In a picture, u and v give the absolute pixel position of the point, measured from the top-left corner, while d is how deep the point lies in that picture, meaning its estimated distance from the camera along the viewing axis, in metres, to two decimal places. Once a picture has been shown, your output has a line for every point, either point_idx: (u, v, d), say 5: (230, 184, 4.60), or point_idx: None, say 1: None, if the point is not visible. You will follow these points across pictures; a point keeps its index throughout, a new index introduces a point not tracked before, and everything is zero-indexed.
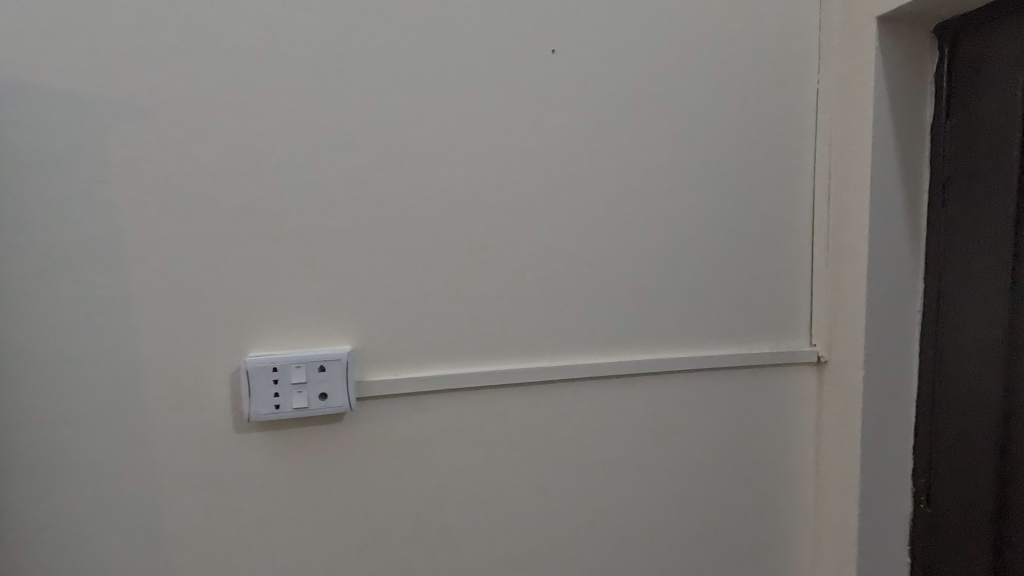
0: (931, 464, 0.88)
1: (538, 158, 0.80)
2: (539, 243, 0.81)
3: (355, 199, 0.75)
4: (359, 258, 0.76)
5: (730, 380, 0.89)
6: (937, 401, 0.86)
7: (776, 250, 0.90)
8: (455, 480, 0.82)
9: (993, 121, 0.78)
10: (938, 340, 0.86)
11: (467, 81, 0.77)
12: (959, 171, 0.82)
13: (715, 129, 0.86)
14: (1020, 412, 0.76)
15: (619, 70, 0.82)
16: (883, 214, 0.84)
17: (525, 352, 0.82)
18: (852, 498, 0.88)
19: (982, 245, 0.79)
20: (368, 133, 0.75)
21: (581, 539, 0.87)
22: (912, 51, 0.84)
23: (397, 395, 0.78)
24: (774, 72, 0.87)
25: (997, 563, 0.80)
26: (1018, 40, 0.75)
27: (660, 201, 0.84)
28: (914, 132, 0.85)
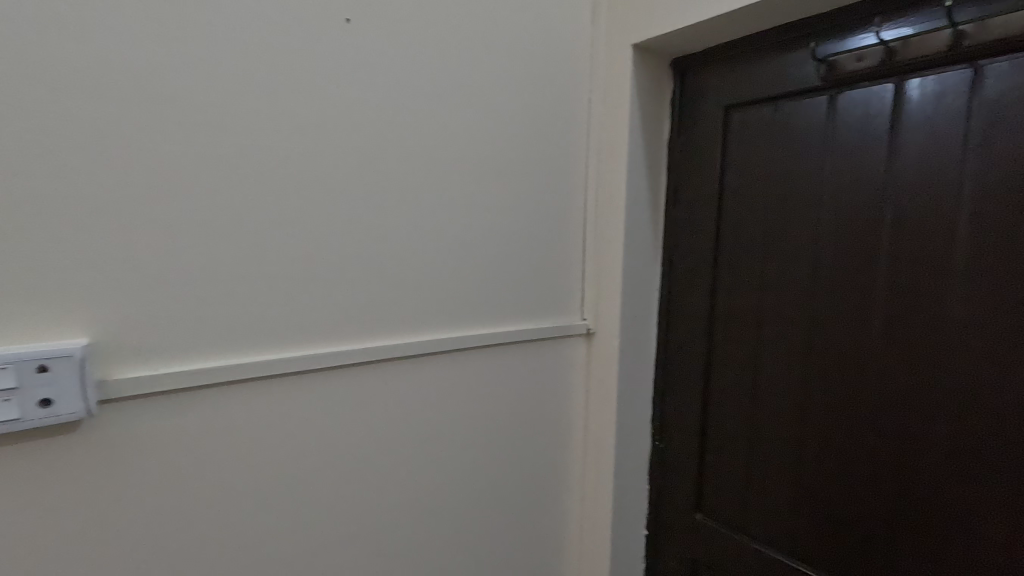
0: (662, 410, 1.12)
1: (331, 135, 0.76)
2: (334, 223, 0.78)
3: (90, 160, 0.61)
4: (100, 233, 0.62)
5: (516, 352, 1.00)
6: (668, 359, 1.10)
7: (555, 238, 1.03)
8: (235, 481, 0.74)
9: (705, 144, 1.00)
10: (668, 314, 1.09)
11: (246, 39, 0.69)
12: (684, 180, 1.05)
13: (505, 126, 0.93)
14: (715, 370, 1.02)
15: (416, 55, 0.82)
16: (634, 209, 1.03)
17: (318, 336, 0.79)
18: (609, 442, 1.08)
19: (696, 239, 1.03)
20: (108, 81, 0.61)
21: (381, 517, 0.88)
22: (656, 79, 1.03)
23: (159, 393, 0.68)
24: (554, 79, 0.98)
25: (700, 481, 1.06)
26: (720, 82, 0.98)
27: (455, 189, 0.89)
28: (656, 145, 1.05)
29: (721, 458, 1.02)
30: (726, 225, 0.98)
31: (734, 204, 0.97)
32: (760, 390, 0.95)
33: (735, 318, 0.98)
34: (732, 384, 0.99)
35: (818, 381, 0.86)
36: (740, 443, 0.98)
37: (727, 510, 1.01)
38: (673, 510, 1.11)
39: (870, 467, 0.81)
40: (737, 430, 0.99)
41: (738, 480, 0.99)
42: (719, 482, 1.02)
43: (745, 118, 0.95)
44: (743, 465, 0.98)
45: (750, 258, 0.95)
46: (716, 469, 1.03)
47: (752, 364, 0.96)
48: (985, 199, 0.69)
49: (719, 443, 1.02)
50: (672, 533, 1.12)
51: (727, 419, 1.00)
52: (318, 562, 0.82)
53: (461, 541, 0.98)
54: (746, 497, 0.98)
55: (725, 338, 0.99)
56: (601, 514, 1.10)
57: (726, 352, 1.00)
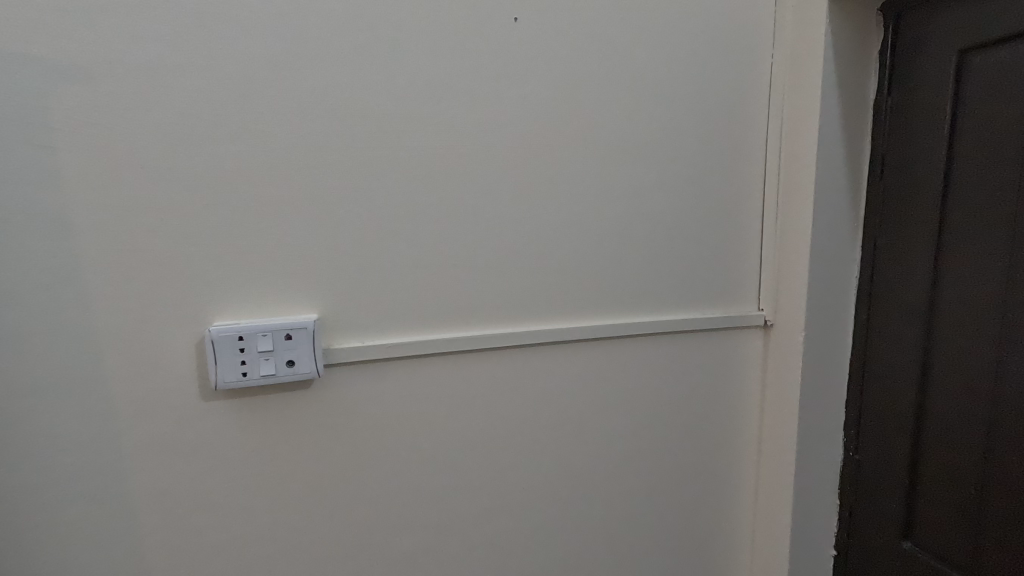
0: (860, 416, 0.97)
1: (502, 129, 0.81)
2: (505, 212, 0.82)
3: (318, 168, 0.75)
4: (325, 227, 0.76)
5: (683, 343, 0.95)
6: (868, 359, 0.94)
7: (729, 220, 0.95)
8: (422, 442, 0.84)
9: (927, 100, 0.83)
10: (871, 306, 0.93)
11: (432, 51, 0.77)
12: (896, 147, 0.88)
13: (672, 104, 0.88)
14: (938, 376, 0.84)
15: (581, 41, 0.83)
16: (827, 184, 0.89)
17: (490, 319, 0.84)
18: (789, 446, 0.97)
19: (913, 216, 0.86)
20: (330, 101, 0.74)
21: (545, 493, 0.92)
22: (861, 28, 0.87)
23: (365, 362, 0.80)
24: (730, 46, 0.90)
25: (912, 504, 0.90)
26: (953, 21, 0.79)
27: (619, 174, 0.87)
28: (858, 107, 0.90)
29: (944, 478, 0.85)
30: (957, 199, 0.80)
31: (971, 171, 0.78)
32: (1006, 401, 0.76)
33: (969, 311, 0.80)
34: (963, 391, 0.81)
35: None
36: (973, 463, 0.81)
37: (952, 541, 0.85)
38: (874, 533, 0.96)
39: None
40: (969, 447, 0.81)
41: (969, 507, 0.82)
42: (940, 506, 0.86)
43: (992, 60, 0.75)
44: (978, 490, 0.80)
45: (994, 237, 0.76)
46: (937, 492, 0.86)
47: (994, 368, 0.77)
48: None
49: (943, 462, 0.85)
50: (872, 561, 0.97)
51: (952, 433, 0.83)
52: (490, 525, 0.90)
53: (622, 528, 0.97)
54: (982, 530, 0.80)
55: (952, 338, 0.82)
56: (779, 525, 1.00)
57: (954, 355, 0.82)
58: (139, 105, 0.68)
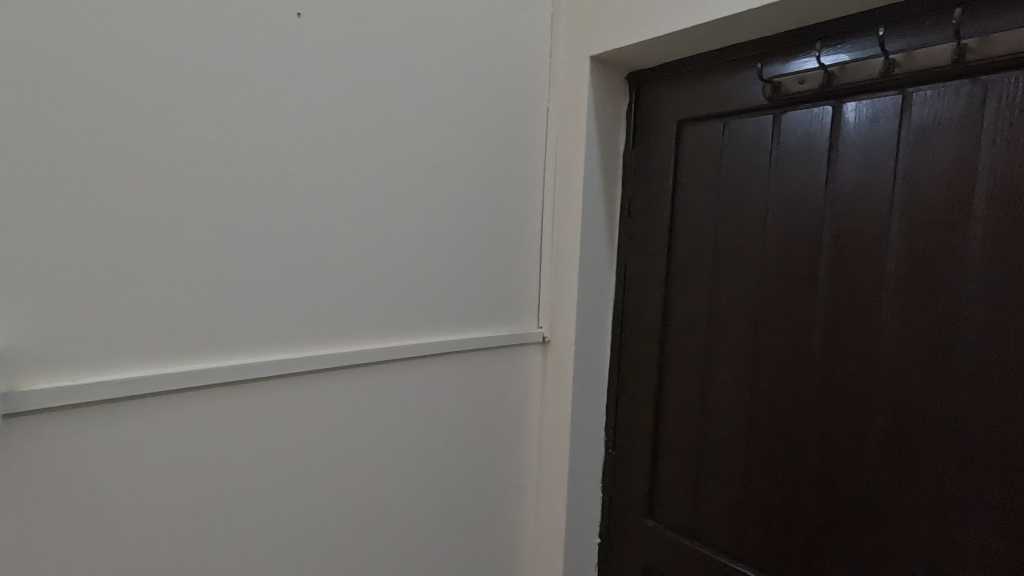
0: (616, 417, 1.13)
1: (278, 132, 0.73)
2: (281, 225, 0.74)
3: (1, 148, 0.56)
4: (11, 229, 0.57)
5: (470, 361, 0.98)
6: (622, 368, 1.11)
7: (512, 245, 1.02)
8: (164, 499, 0.69)
9: (658, 157, 1.03)
10: (623, 323, 1.10)
11: (188, 28, 0.65)
12: (638, 192, 1.07)
13: (463, 132, 0.92)
14: (668, 380, 1.04)
15: (371, 54, 0.80)
16: (590, 218, 1.03)
17: (260, 344, 0.74)
18: (563, 450, 1.07)
19: (650, 249, 1.05)
20: (25, 63, 0.56)
21: (326, 534, 0.83)
22: (613, 91, 1.05)
23: (76, 405, 0.62)
24: (513, 86, 0.98)
25: (653, 488, 1.07)
26: (673, 98, 1.00)
27: (410, 194, 0.87)
28: (612, 156, 1.07)
29: (673, 464, 1.03)
30: (678, 238, 1.01)
31: (687, 215, 0.99)
32: (710, 397, 0.97)
33: (687, 327, 1.00)
34: (684, 391, 1.01)
35: (764, 393, 0.89)
36: (691, 449, 1.00)
37: (679, 516, 1.03)
38: (627, 518, 1.12)
39: (811, 477, 0.84)
40: (688, 436, 1.01)
41: (689, 486, 1.01)
42: (671, 488, 1.04)
43: (697, 132, 0.98)
44: (694, 471, 1.00)
45: (701, 268, 0.97)
46: (668, 476, 1.04)
47: (703, 371, 0.98)
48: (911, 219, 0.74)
49: (672, 450, 1.03)
50: (624, 542, 1.13)
51: (678, 426, 1.02)
52: None
53: (412, 555, 0.94)
54: (697, 503, 1.00)
55: (677, 348, 1.01)
56: (555, 524, 1.09)
57: (678, 363, 1.02)
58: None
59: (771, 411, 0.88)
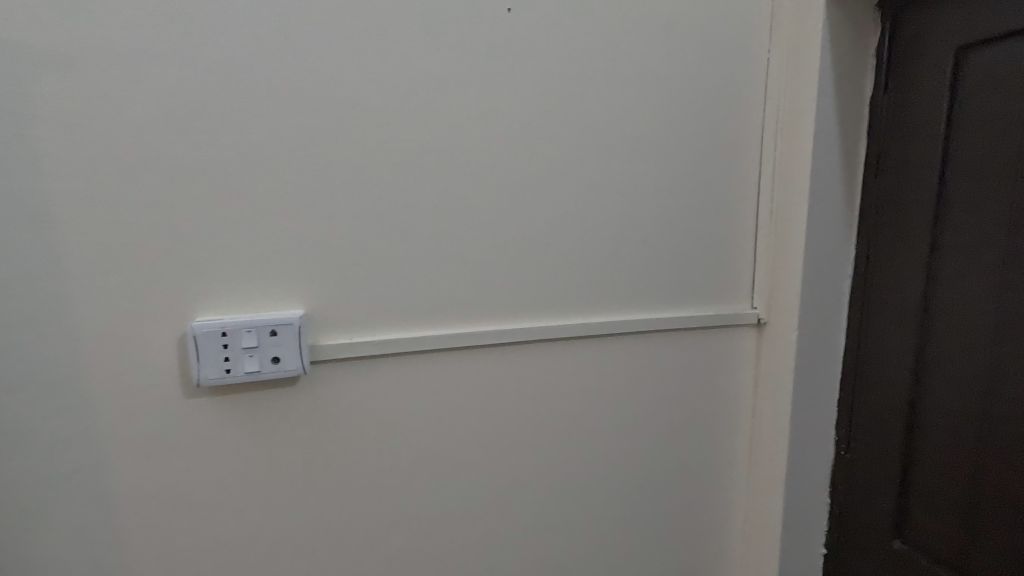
0: (852, 415, 0.96)
1: (493, 123, 0.79)
2: (496, 208, 0.81)
3: (304, 161, 0.73)
4: (312, 221, 0.74)
5: (676, 341, 0.94)
6: (862, 358, 0.94)
7: (723, 217, 0.93)
8: (410, 441, 0.83)
9: (924, 98, 0.82)
10: (865, 305, 0.93)
11: (422, 41, 0.75)
12: (892, 145, 0.87)
13: (670, 98, 0.87)
14: (931, 375, 0.84)
15: (575, 33, 0.81)
16: (822, 181, 0.88)
17: (481, 316, 0.83)
18: (781, 445, 0.96)
19: (910, 215, 0.85)
20: (317, 93, 0.72)
21: (535, 493, 0.90)
22: (858, 24, 0.86)
23: (352, 359, 0.79)
24: (726, 41, 0.89)
25: (904, 503, 0.89)
26: (951, 18, 0.78)
27: (614, 170, 0.86)
28: (854, 104, 0.89)
29: (935, 478, 0.84)
30: (953, 198, 0.80)
31: (967, 169, 0.78)
32: (998, 400, 0.76)
33: (963, 310, 0.79)
34: (955, 391, 0.81)
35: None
36: (965, 462, 0.80)
37: (943, 540, 0.84)
38: (865, 533, 0.96)
39: None
40: (961, 446, 0.81)
41: (961, 507, 0.81)
42: (933, 506, 0.85)
43: (989, 58, 0.75)
44: (970, 490, 0.80)
45: (989, 235, 0.76)
46: (928, 491, 0.86)
47: (988, 367, 0.77)
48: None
49: (935, 461, 0.84)
50: (862, 560, 0.97)
51: (945, 432, 0.83)
52: (479, 525, 0.88)
53: (613, 527, 0.96)
54: (972, 528, 0.80)
55: (946, 337, 0.81)
56: (770, 524, 0.99)
57: (947, 355, 0.82)
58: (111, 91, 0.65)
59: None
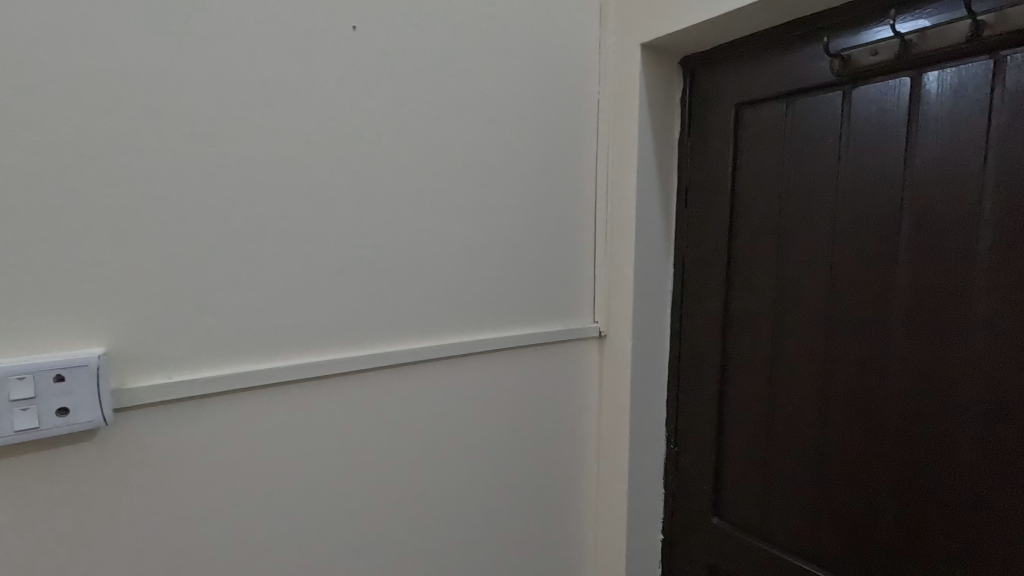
0: (677, 411, 1.10)
1: (338, 142, 0.76)
2: (343, 230, 0.78)
3: (103, 173, 0.62)
4: (114, 243, 0.64)
5: (526, 356, 0.99)
6: (682, 362, 1.08)
7: (565, 240, 1.02)
8: (248, 488, 0.74)
9: (715, 143, 0.99)
10: (682, 316, 1.08)
11: (255, 50, 0.70)
12: (695, 180, 1.03)
13: (513, 128, 0.93)
14: (731, 373, 1.00)
15: (421, 59, 0.82)
16: (644, 209, 1.01)
17: (328, 343, 0.79)
18: (622, 445, 1.06)
19: (711, 239, 1.01)
20: (120, 95, 0.62)
21: (393, 523, 0.87)
22: (666, 77, 1.02)
23: (172, 401, 0.68)
24: (560, 80, 0.98)
25: (717, 485, 1.04)
26: (732, 80, 0.96)
27: (463, 193, 0.88)
28: (665, 144, 1.04)
29: (738, 460, 1.00)
30: (739, 224, 0.97)
31: (747, 203, 0.95)
32: (777, 390, 0.93)
33: (751, 317, 0.96)
34: (748, 385, 0.97)
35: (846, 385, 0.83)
36: (757, 444, 0.97)
37: (745, 512, 1.00)
38: (690, 514, 1.09)
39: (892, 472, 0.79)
40: (754, 431, 0.97)
41: (756, 481, 0.98)
42: (737, 484, 1.01)
43: (757, 114, 0.93)
44: (761, 466, 0.96)
45: (764, 255, 0.93)
46: (734, 471, 1.01)
47: (768, 364, 0.94)
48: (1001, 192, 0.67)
49: (737, 446, 1.00)
50: (689, 539, 1.10)
51: (742, 420, 0.99)
52: (332, 568, 0.82)
53: (475, 545, 0.97)
54: (764, 499, 0.96)
55: (741, 340, 0.98)
56: (616, 519, 1.09)
57: (741, 355, 0.98)
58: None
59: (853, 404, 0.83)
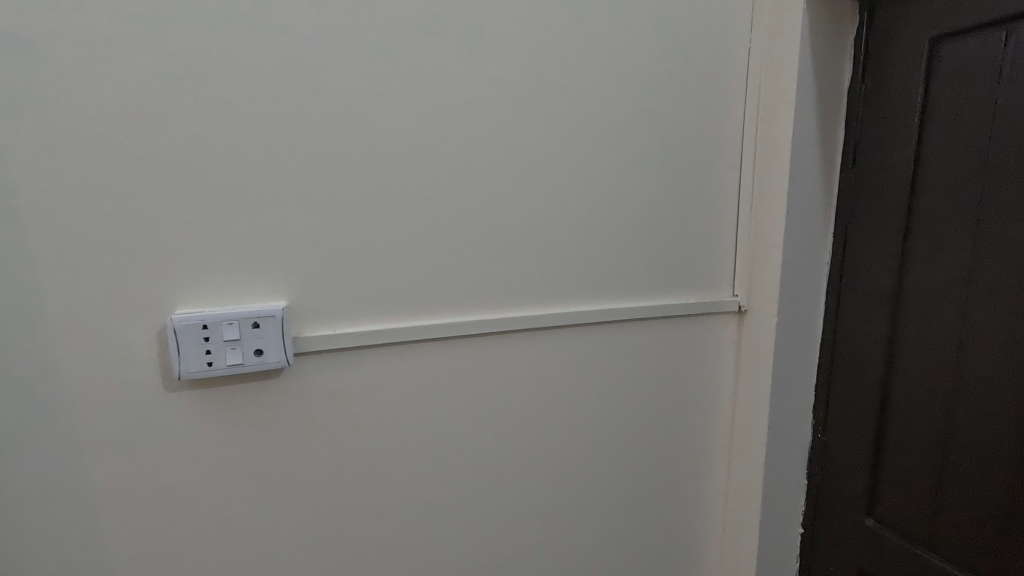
0: (828, 398, 0.99)
1: (476, 112, 0.79)
2: (479, 198, 0.81)
3: (283, 150, 0.72)
4: (293, 211, 0.74)
5: (657, 328, 0.96)
6: (839, 343, 0.96)
7: (704, 206, 0.95)
8: (396, 431, 0.83)
9: (900, 88, 0.83)
10: (841, 292, 0.95)
11: (402, 28, 0.74)
12: (869, 134, 0.88)
13: (651, 86, 0.87)
14: (902, 360, 0.86)
15: (556, 20, 0.80)
16: (801, 170, 0.90)
17: (464, 305, 0.83)
18: (761, 428, 0.99)
19: (886, 204, 0.86)
20: (295, 80, 0.71)
21: (521, 479, 0.92)
22: (837, 13, 0.87)
23: (336, 350, 0.78)
24: (706, 28, 0.89)
25: (875, 483, 0.92)
26: (927, 8, 0.79)
27: (596, 158, 0.86)
28: (831, 93, 0.90)
29: (905, 458, 0.87)
30: (926, 186, 0.81)
31: (939, 159, 0.80)
32: (965, 384, 0.78)
33: (934, 296, 0.81)
34: (925, 375, 0.83)
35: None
36: (933, 443, 0.83)
37: (910, 517, 0.88)
38: (840, 512, 0.99)
39: None
40: (929, 428, 0.84)
41: (927, 485, 0.85)
42: (902, 486, 0.88)
43: (961, 48, 0.76)
44: (935, 469, 0.83)
45: (959, 222, 0.78)
46: (898, 471, 0.89)
47: (955, 351, 0.79)
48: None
49: (904, 443, 0.87)
50: (836, 538, 1.00)
51: (913, 414, 0.85)
52: (466, 512, 0.89)
53: (598, 510, 0.98)
54: (938, 506, 0.83)
55: (917, 322, 0.84)
56: (750, 505, 1.02)
57: (918, 340, 0.84)
58: (81, 81, 0.63)
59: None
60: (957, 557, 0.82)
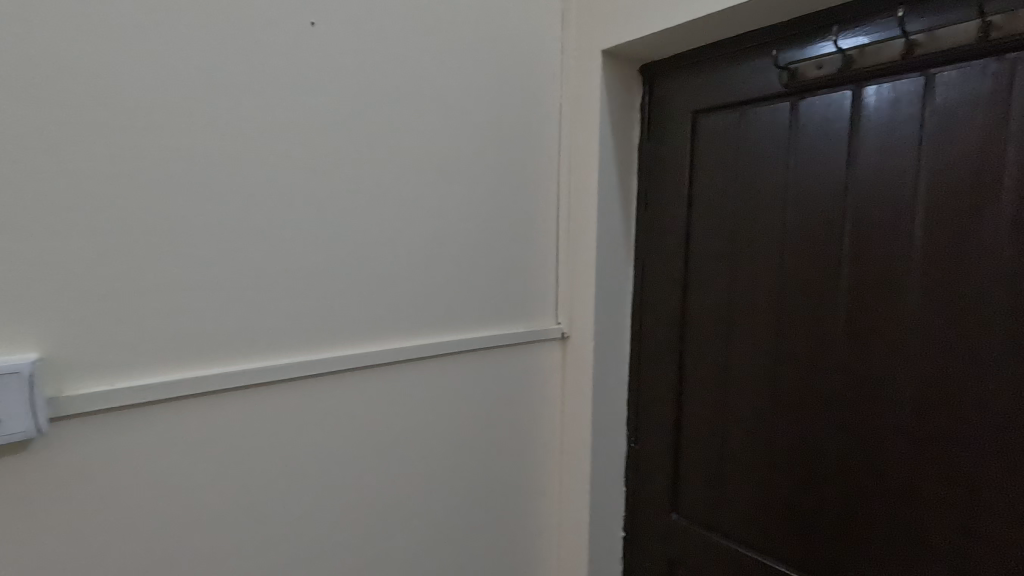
0: (637, 411, 1.13)
1: (296, 141, 0.75)
2: (300, 230, 0.77)
3: (39, 167, 0.59)
4: (53, 241, 0.60)
5: (488, 358, 1.00)
6: (642, 361, 1.11)
7: (526, 241, 1.03)
8: (199, 496, 0.72)
9: (672, 149, 1.02)
10: (641, 317, 1.10)
11: (207, 42, 0.67)
12: (654, 184, 1.06)
13: (475, 130, 0.93)
14: (687, 372, 1.03)
15: (381, 58, 0.82)
16: (605, 212, 1.03)
17: (283, 345, 0.77)
18: (584, 443, 1.08)
19: (669, 242, 1.04)
20: (59, 85, 0.59)
21: (352, 527, 0.86)
22: (626, 83, 1.04)
23: (115, 408, 0.65)
24: (522, 83, 0.99)
25: (674, 481, 1.07)
26: (688, 88, 0.99)
27: (424, 194, 0.88)
28: (625, 149, 1.06)
29: (694, 456, 1.03)
30: (695, 229, 1.00)
31: (702, 207, 0.99)
32: (730, 389, 0.96)
33: (705, 319, 0.99)
34: (703, 384, 1.01)
35: (821, 387, 0.84)
36: (711, 441, 1.00)
37: (699, 506, 1.03)
38: (649, 511, 1.12)
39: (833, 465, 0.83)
40: (708, 428, 1.00)
41: (709, 477, 1.01)
42: (692, 480, 1.04)
43: (711, 122, 0.97)
44: (714, 462, 1.00)
45: (718, 259, 0.97)
46: (689, 468, 1.04)
47: (722, 363, 0.97)
48: (973, 198, 0.69)
49: (692, 443, 1.03)
50: (648, 535, 1.13)
51: (697, 418, 1.02)
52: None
53: (437, 547, 0.96)
54: (717, 493, 1.00)
55: (695, 340, 1.01)
56: (579, 517, 1.10)
57: (697, 355, 1.01)
58: None
59: (833, 408, 0.83)
60: (737, 538, 0.98)
